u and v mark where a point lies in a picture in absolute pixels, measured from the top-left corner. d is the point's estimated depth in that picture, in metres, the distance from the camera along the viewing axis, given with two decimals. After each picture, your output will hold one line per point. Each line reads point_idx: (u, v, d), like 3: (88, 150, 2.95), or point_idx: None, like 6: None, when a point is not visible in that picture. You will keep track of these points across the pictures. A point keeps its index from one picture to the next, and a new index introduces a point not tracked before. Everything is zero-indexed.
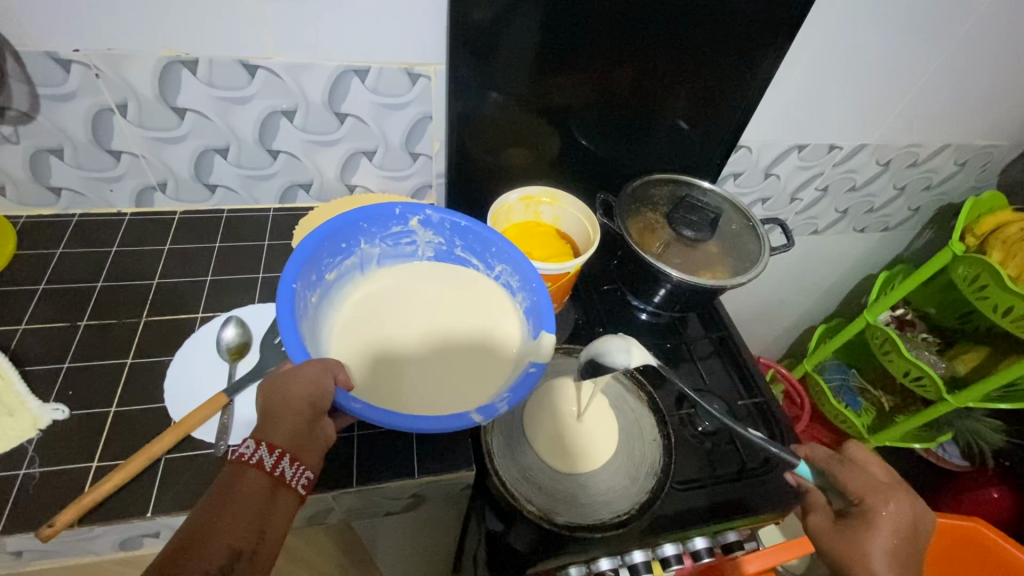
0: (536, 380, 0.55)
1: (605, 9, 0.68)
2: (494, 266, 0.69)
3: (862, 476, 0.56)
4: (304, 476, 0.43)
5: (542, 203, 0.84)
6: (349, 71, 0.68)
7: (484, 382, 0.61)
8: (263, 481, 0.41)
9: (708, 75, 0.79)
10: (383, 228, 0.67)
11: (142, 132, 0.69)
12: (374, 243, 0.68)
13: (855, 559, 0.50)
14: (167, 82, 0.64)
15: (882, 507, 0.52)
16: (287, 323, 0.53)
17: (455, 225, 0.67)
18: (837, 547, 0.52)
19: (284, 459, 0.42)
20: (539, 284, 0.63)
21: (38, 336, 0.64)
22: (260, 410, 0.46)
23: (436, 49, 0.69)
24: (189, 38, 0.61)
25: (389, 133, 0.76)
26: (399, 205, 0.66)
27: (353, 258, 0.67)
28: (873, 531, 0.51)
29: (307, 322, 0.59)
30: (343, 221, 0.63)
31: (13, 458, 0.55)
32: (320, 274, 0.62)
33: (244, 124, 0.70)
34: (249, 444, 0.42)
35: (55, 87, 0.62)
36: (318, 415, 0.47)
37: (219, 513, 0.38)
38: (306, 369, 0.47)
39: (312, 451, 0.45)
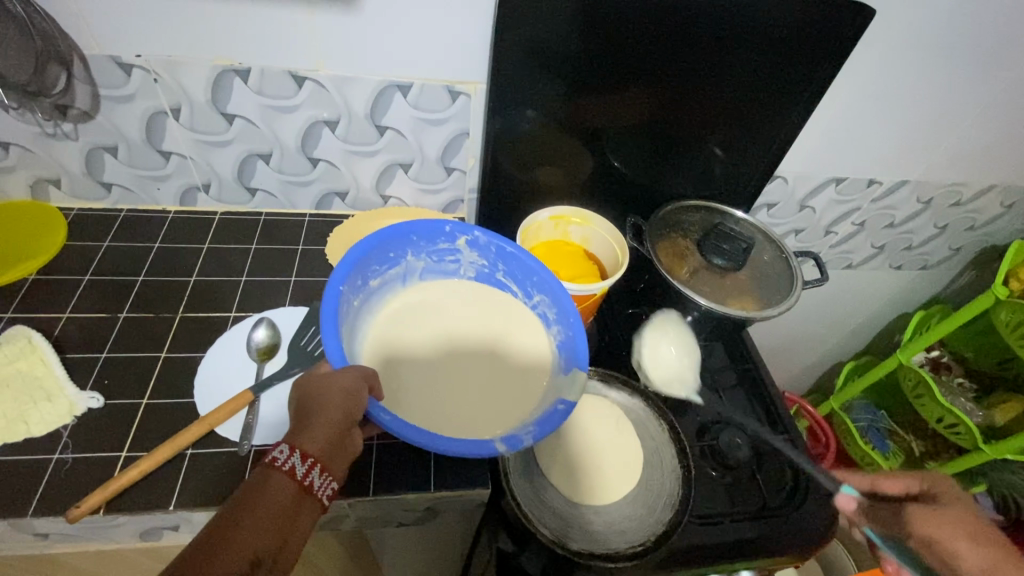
0: (563, 418, 0.55)
1: (647, 32, 0.69)
2: (533, 295, 0.68)
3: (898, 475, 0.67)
4: (330, 487, 0.44)
5: (571, 223, 0.85)
6: (393, 86, 0.70)
7: (505, 408, 0.60)
8: (291, 488, 0.42)
9: (746, 103, 0.79)
10: (430, 242, 0.68)
11: (193, 135, 0.71)
12: (419, 255, 0.68)
13: (978, 530, 0.58)
14: (220, 89, 0.67)
15: (942, 484, 0.65)
16: (328, 328, 0.53)
17: (500, 249, 0.68)
18: (973, 546, 0.56)
19: (314, 469, 0.43)
20: (576, 319, 0.62)
21: (80, 324, 0.67)
22: (297, 415, 0.47)
23: (477, 68, 0.70)
24: (241, 47, 0.64)
25: (426, 147, 0.78)
26: (451, 222, 0.67)
27: (398, 268, 0.67)
28: (953, 499, 0.62)
29: (347, 325, 0.60)
30: (395, 231, 0.64)
31: (48, 442, 0.57)
32: (365, 279, 0.63)
33: (288, 131, 0.72)
34: (283, 450, 0.43)
35: (115, 89, 0.66)
36: (351, 424, 0.48)
37: (246, 514, 0.39)
38: (345, 377, 0.48)
39: (341, 462, 0.46)
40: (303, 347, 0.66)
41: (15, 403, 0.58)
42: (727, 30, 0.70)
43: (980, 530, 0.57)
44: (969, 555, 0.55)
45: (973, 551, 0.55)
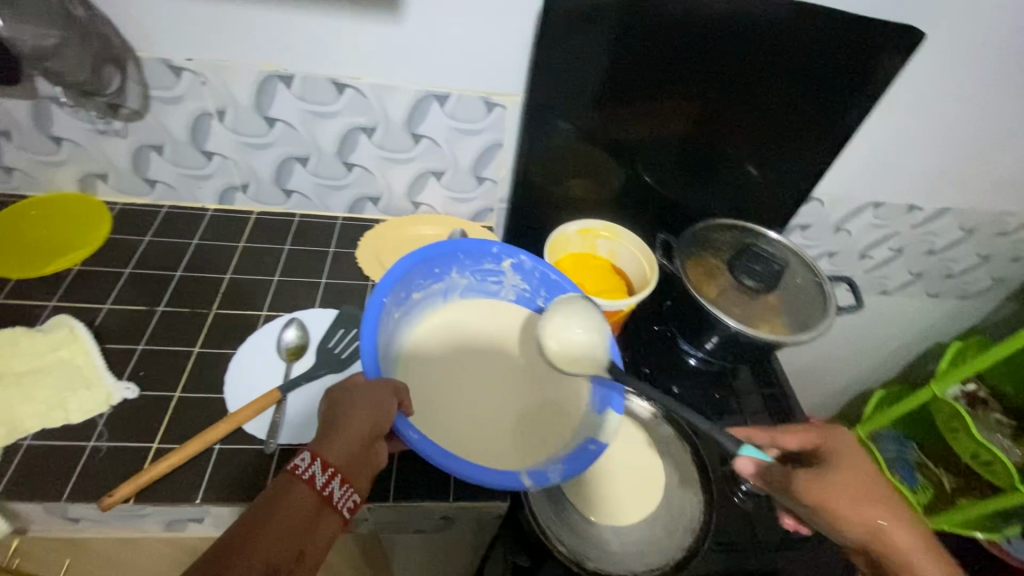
0: (593, 459, 0.57)
1: (685, 48, 0.69)
2: None
3: (797, 426, 0.60)
4: (351, 499, 0.44)
5: (599, 237, 0.85)
6: (430, 96, 0.71)
7: (530, 440, 0.61)
8: (311, 497, 0.42)
9: (782, 122, 0.78)
10: (475, 262, 0.70)
11: (235, 137, 0.73)
12: (463, 273, 0.71)
13: (868, 486, 0.51)
14: (264, 94, 0.69)
15: (838, 439, 0.56)
16: (368, 340, 0.56)
17: (544, 277, 0.70)
18: (862, 508, 0.49)
19: (334, 479, 0.44)
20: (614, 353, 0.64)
21: (119, 316, 0.69)
22: (324, 424, 0.48)
23: (514, 80, 0.71)
24: (286, 53, 0.66)
25: (460, 157, 0.78)
26: (497, 244, 0.69)
27: (441, 283, 0.70)
28: (851, 459, 0.53)
29: (387, 334, 0.62)
30: (445, 248, 0.67)
31: (84, 429, 0.59)
32: (409, 292, 0.66)
33: (326, 137, 0.74)
34: (305, 457, 0.44)
35: (165, 90, 0.68)
36: (375, 437, 0.48)
37: (266, 522, 0.40)
38: (376, 388, 0.51)
39: (362, 474, 0.46)
40: (330, 349, 0.67)
41: (58, 389, 0.60)
42: (766, 49, 0.69)
43: (868, 490, 0.50)
44: (846, 521, 0.49)
45: (860, 516, 0.49)
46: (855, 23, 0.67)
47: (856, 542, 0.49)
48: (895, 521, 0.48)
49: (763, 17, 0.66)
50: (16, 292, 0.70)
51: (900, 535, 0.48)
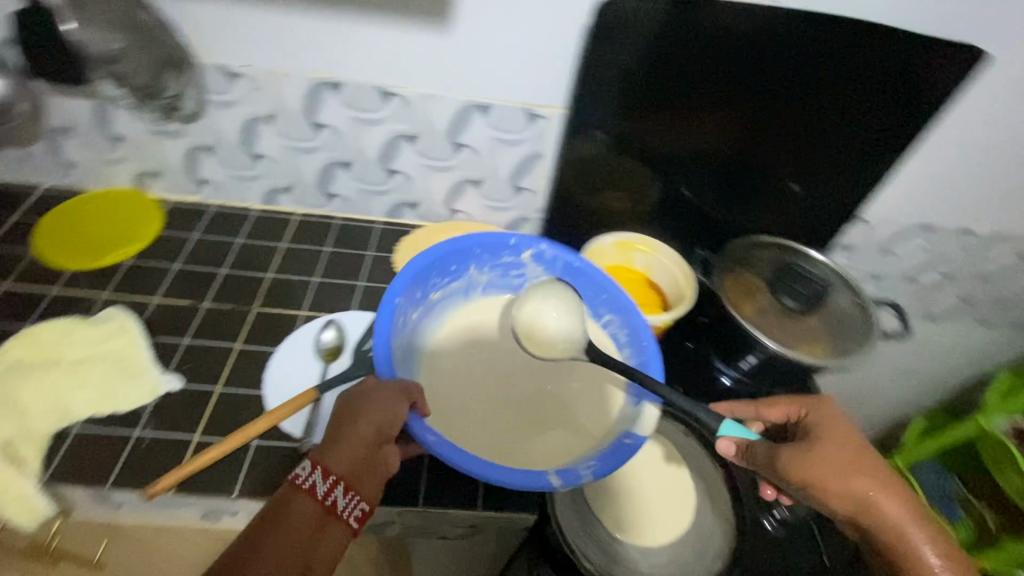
0: (629, 455, 0.57)
1: (731, 64, 0.69)
2: (601, 314, 0.70)
3: (778, 398, 0.65)
4: (357, 506, 0.47)
5: (635, 249, 0.83)
6: (474, 106, 0.72)
7: (566, 441, 0.62)
8: (314, 509, 0.45)
9: (829, 141, 0.76)
10: (494, 255, 0.70)
11: (284, 141, 0.76)
12: (483, 270, 0.71)
13: (853, 454, 0.53)
14: (314, 101, 0.71)
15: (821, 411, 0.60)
16: (382, 340, 0.56)
17: (568, 265, 0.70)
18: (848, 478, 0.51)
19: (336, 488, 0.46)
20: (648, 342, 0.65)
21: (166, 310, 0.72)
22: (331, 429, 0.50)
23: (557, 92, 0.71)
24: (337, 62, 0.67)
25: (499, 165, 0.79)
26: (516, 236, 0.69)
27: (460, 281, 0.70)
28: (833, 428, 0.57)
29: (403, 336, 0.62)
30: (457, 245, 0.66)
31: (131, 418, 0.61)
32: (427, 289, 0.66)
33: (371, 143, 0.76)
34: (305, 467, 0.47)
35: (221, 95, 0.71)
36: (381, 441, 0.50)
37: (270, 535, 0.43)
38: (384, 391, 0.51)
39: (368, 480, 0.48)
40: (366, 352, 0.68)
41: (107, 379, 0.63)
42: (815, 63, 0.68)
43: (851, 462, 0.53)
44: (833, 495, 0.51)
45: (846, 486, 0.51)
46: (906, 41, 0.66)
47: (844, 515, 0.52)
48: (879, 489, 0.51)
49: (809, 32, 0.66)
50: (71, 283, 0.73)
51: (885, 502, 0.51)
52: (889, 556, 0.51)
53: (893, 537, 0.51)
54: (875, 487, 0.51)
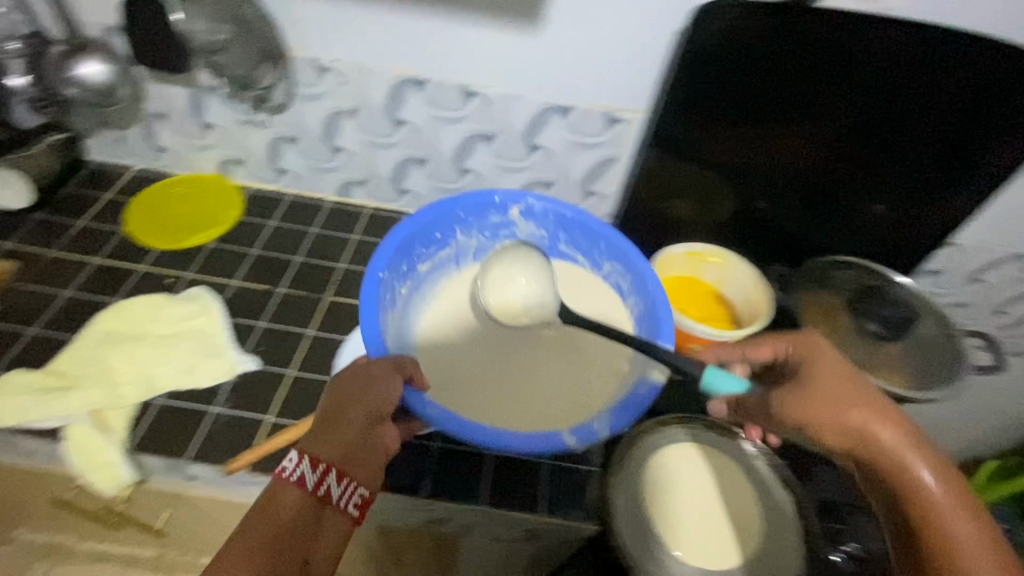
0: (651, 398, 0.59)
1: (819, 74, 0.66)
2: (602, 264, 0.74)
3: (766, 336, 0.56)
4: (350, 493, 0.47)
5: (708, 261, 0.81)
6: (554, 108, 0.71)
7: (576, 393, 0.65)
8: (305, 500, 0.46)
9: (920, 158, 0.72)
10: (480, 218, 0.73)
11: (364, 135, 0.78)
12: (471, 234, 0.74)
13: (843, 388, 0.45)
14: (398, 97, 0.73)
15: (810, 345, 0.51)
16: (369, 318, 0.59)
17: (558, 216, 0.73)
18: (839, 415, 0.43)
19: (326, 478, 0.46)
20: (653, 287, 0.66)
21: (243, 292, 0.74)
22: (323, 413, 0.51)
23: (641, 96, 0.70)
24: (424, 60, 0.68)
25: (572, 168, 0.79)
26: (499, 194, 0.72)
27: (449, 249, 0.73)
28: (819, 363, 0.48)
29: (394, 310, 0.66)
30: (439, 210, 0.70)
31: (208, 394, 0.63)
32: (412, 260, 0.70)
33: (448, 140, 0.77)
34: (291, 457, 0.47)
35: (308, 88, 0.73)
36: (374, 422, 0.51)
37: (266, 529, 0.44)
38: (376, 368, 0.53)
39: (360, 466, 0.49)
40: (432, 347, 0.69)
41: (186, 353, 0.65)
42: (896, 74, 0.65)
43: (846, 390, 0.45)
44: (821, 423, 0.44)
45: (836, 425, 0.43)
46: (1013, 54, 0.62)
47: (839, 450, 0.44)
48: (877, 417, 0.43)
49: (905, 41, 0.63)
50: (158, 261, 0.77)
51: (883, 433, 0.42)
52: (893, 504, 0.42)
53: (897, 474, 0.41)
54: (875, 420, 0.43)
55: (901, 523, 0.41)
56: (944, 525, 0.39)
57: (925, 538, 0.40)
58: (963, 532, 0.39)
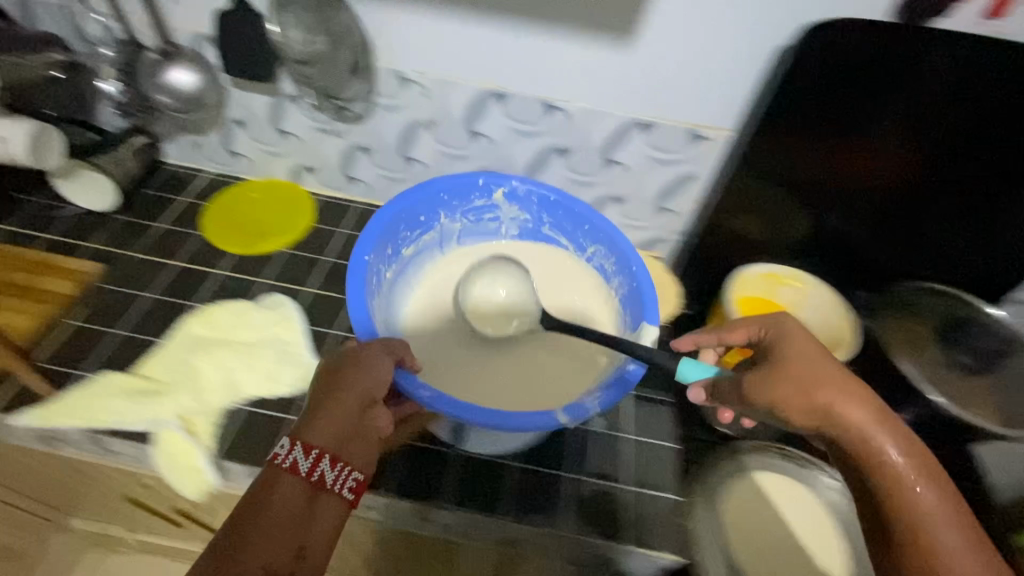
0: (635, 378, 0.59)
1: (905, 92, 0.62)
2: (586, 248, 0.76)
3: (738, 319, 0.55)
4: (348, 476, 0.48)
5: (782, 283, 0.80)
6: (638, 124, 0.70)
7: (554, 374, 0.67)
8: (301, 486, 0.46)
9: (1006, 184, 0.67)
10: (464, 202, 0.75)
11: (440, 147, 0.78)
12: (455, 217, 0.76)
13: (811, 371, 0.46)
14: (478, 109, 0.72)
15: (784, 329, 0.50)
16: (358, 310, 0.60)
17: (543, 199, 0.74)
18: (806, 397, 0.45)
19: (320, 460, 0.47)
20: (638, 268, 0.69)
21: (317, 301, 0.75)
22: (314, 400, 0.51)
23: (728, 115, 0.68)
24: (509, 74, 0.68)
25: (647, 185, 0.77)
26: (483, 177, 0.73)
27: (433, 232, 0.76)
28: (788, 345, 0.49)
29: (379, 293, 0.69)
30: (425, 194, 0.72)
31: (288, 403, 0.64)
32: (399, 244, 0.71)
33: (523, 154, 0.77)
34: (284, 445, 0.47)
35: (390, 99, 0.73)
36: (367, 407, 0.52)
37: (260, 519, 0.43)
38: (368, 354, 0.54)
39: (355, 447, 0.50)
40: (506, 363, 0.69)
41: (270, 357, 0.67)
42: (955, 91, 0.62)
43: (810, 371, 0.46)
44: (788, 401, 0.46)
45: (801, 405, 0.46)
46: None
47: (806, 425, 0.46)
48: (841, 394, 0.45)
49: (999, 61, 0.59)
50: (234, 266, 0.78)
51: (847, 408, 0.44)
52: (862, 474, 0.44)
53: (863, 446, 0.44)
54: (841, 402, 0.45)
55: (869, 490, 0.44)
56: (906, 488, 0.42)
57: (891, 503, 0.42)
58: (924, 493, 0.42)
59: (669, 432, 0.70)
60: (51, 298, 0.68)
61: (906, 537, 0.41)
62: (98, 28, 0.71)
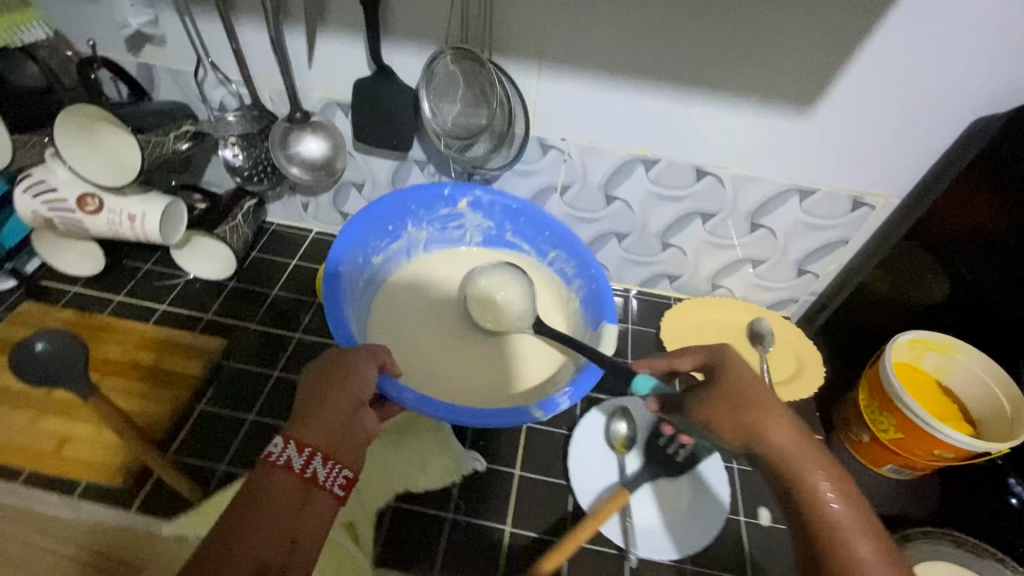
0: (595, 380, 0.60)
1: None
2: (547, 252, 0.73)
3: (689, 346, 0.55)
4: (338, 475, 0.46)
5: (929, 349, 0.70)
6: (795, 190, 0.66)
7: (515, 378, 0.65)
8: (294, 482, 0.44)
9: None
10: (430, 210, 0.71)
11: (570, 211, 0.74)
12: (421, 226, 0.72)
13: (749, 396, 0.47)
14: (620, 174, 0.68)
15: (735, 355, 0.51)
16: (334, 304, 0.59)
17: (506, 207, 0.71)
18: (739, 414, 0.46)
19: (313, 459, 0.45)
20: (597, 270, 0.68)
21: None
22: (305, 396, 0.49)
23: (899, 182, 0.64)
24: (661, 141, 0.64)
25: (791, 249, 0.73)
26: (449, 186, 0.69)
27: (401, 242, 0.72)
28: (729, 369, 0.50)
29: (355, 303, 0.64)
30: (392, 203, 0.68)
31: (442, 498, 0.60)
32: (370, 254, 0.67)
33: (659, 218, 0.72)
34: (277, 444, 0.44)
35: (526, 165, 0.69)
36: (356, 408, 0.50)
37: (254, 516, 0.41)
38: (350, 357, 0.52)
39: (344, 449, 0.48)
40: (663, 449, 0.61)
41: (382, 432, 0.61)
42: None
43: (743, 393, 0.47)
44: (720, 421, 0.47)
45: (731, 421, 0.47)
46: None
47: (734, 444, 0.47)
48: (767, 415, 0.46)
49: None
50: None
51: (774, 429, 0.45)
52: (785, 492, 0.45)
53: (789, 466, 0.44)
54: (769, 424, 0.45)
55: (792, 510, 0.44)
56: (819, 501, 0.43)
57: (813, 522, 0.42)
58: (835, 505, 0.42)
59: None
60: (178, 381, 0.65)
61: (830, 557, 0.41)
62: (223, 94, 0.69)
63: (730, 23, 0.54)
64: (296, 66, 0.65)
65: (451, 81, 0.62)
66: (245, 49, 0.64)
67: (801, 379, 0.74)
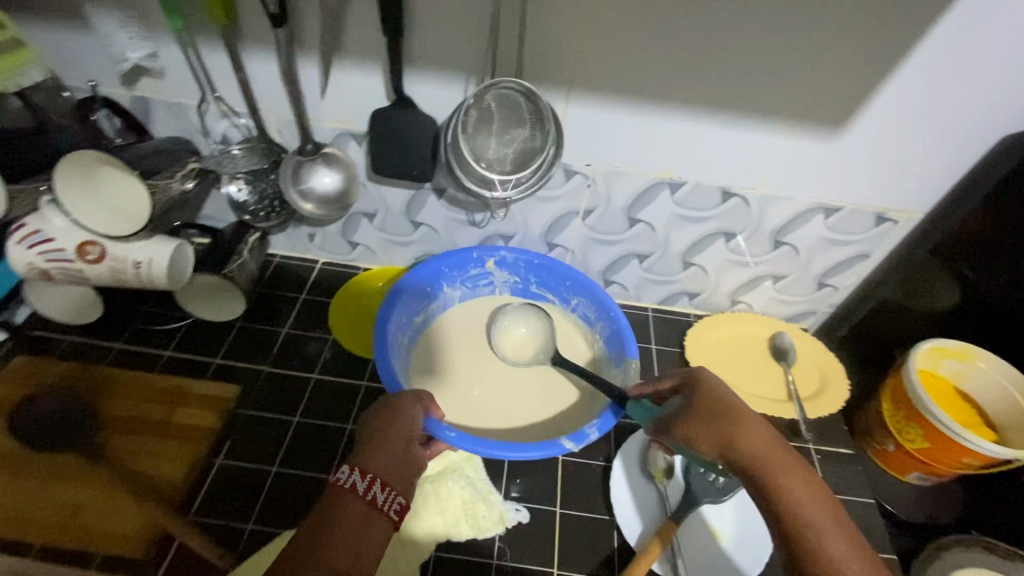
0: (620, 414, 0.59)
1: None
2: (570, 300, 0.73)
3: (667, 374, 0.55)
4: (396, 502, 0.43)
5: (948, 356, 0.69)
6: (820, 208, 0.66)
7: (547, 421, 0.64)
8: (358, 506, 0.42)
9: None
10: (462, 271, 0.71)
11: (590, 234, 0.72)
12: (455, 286, 0.73)
13: (722, 408, 0.48)
14: (644, 197, 0.67)
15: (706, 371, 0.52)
16: (384, 358, 0.59)
17: (530, 263, 0.71)
18: (715, 428, 0.47)
19: (375, 484, 0.43)
20: (617, 313, 0.67)
21: None
22: (365, 433, 0.48)
23: (923, 198, 0.65)
24: (687, 163, 0.63)
25: (813, 264, 0.73)
26: (477, 249, 0.70)
27: (437, 302, 0.72)
28: (702, 385, 0.51)
29: (400, 358, 0.65)
30: (426, 270, 0.69)
31: (484, 544, 0.58)
32: (409, 317, 0.68)
33: (682, 239, 0.71)
34: (344, 469, 0.44)
35: (548, 191, 0.68)
36: (411, 443, 0.48)
37: (324, 532, 0.40)
38: (404, 399, 0.50)
39: (403, 478, 0.45)
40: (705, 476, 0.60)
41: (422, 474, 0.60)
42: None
43: (716, 406, 0.48)
44: (695, 432, 0.48)
45: (708, 434, 0.47)
46: None
47: (710, 455, 0.47)
48: (741, 425, 0.47)
49: None
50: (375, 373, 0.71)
51: (748, 440, 0.46)
52: (760, 501, 0.44)
53: (761, 473, 0.44)
54: (743, 436, 0.46)
55: (767, 518, 0.44)
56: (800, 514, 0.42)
57: (790, 529, 0.42)
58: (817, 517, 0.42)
59: (877, 537, 0.65)
60: (195, 436, 0.61)
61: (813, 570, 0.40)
62: (226, 127, 0.65)
63: (764, 47, 0.53)
64: (307, 96, 0.62)
65: (513, 104, 0.57)
66: (252, 79, 0.61)
67: (828, 393, 0.74)
